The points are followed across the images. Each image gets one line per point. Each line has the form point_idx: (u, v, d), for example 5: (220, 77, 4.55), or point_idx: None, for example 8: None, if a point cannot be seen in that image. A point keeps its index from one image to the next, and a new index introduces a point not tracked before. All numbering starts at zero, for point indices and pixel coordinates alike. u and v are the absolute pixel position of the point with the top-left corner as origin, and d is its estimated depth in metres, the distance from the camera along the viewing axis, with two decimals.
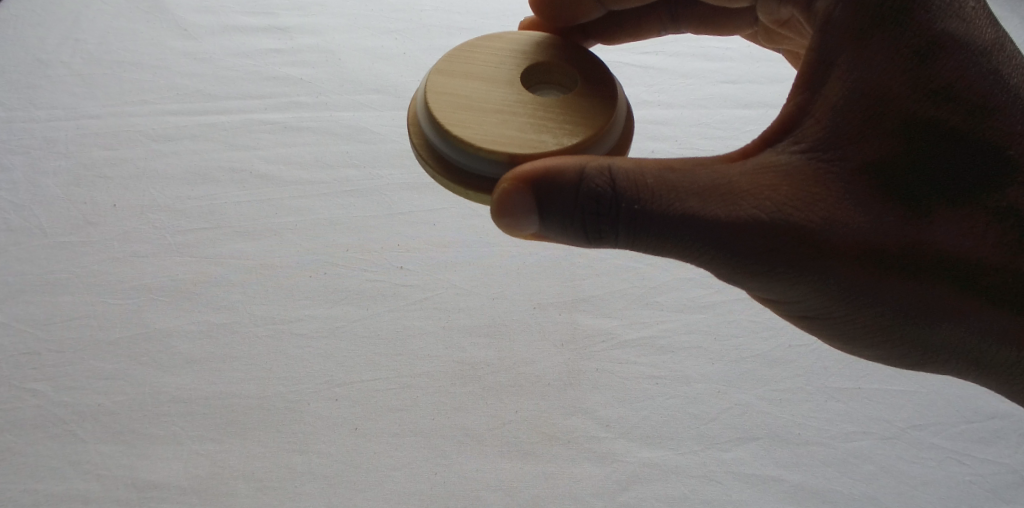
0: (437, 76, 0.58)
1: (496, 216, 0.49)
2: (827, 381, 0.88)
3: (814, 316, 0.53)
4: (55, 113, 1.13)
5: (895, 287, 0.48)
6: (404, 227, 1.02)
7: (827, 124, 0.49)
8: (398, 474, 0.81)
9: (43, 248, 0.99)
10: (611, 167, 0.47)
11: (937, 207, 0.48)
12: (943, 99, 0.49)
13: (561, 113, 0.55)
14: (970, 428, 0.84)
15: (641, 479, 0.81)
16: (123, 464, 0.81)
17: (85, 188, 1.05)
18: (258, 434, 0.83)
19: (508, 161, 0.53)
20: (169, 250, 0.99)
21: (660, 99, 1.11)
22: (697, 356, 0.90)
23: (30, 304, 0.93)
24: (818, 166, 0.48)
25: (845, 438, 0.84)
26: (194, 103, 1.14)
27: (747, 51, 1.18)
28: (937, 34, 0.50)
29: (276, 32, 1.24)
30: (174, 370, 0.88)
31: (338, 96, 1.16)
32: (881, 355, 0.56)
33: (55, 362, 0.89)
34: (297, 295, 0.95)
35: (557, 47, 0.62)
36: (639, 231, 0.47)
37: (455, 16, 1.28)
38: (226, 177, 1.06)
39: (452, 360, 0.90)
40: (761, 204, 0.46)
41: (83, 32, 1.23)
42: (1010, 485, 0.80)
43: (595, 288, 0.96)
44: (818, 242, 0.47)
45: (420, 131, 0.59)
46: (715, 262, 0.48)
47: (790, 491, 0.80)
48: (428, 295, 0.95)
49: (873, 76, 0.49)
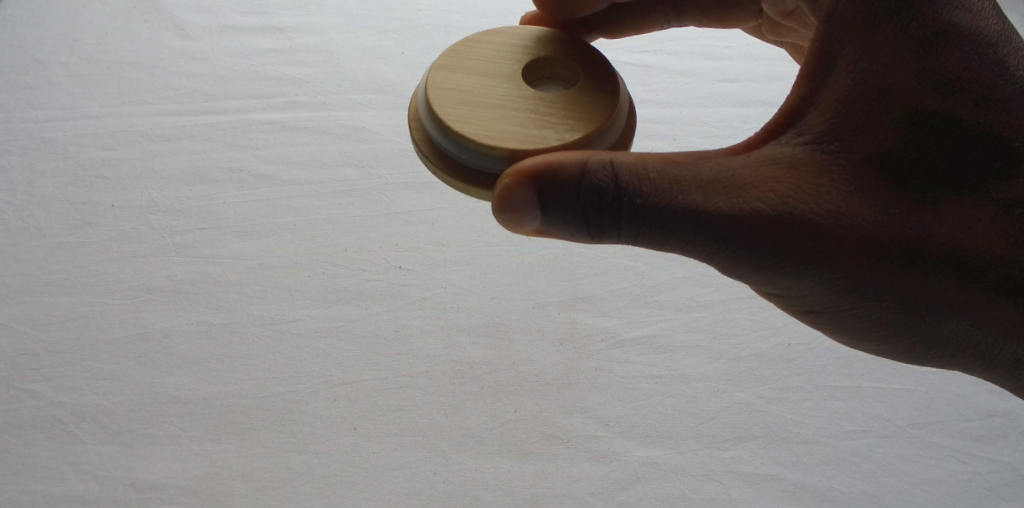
0: (438, 72, 0.58)
1: (497, 212, 0.49)
2: (826, 379, 0.88)
3: (819, 310, 0.53)
4: (54, 113, 1.12)
5: (899, 279, 0.48)
6: (404, 226, 1.02)
7: (830, 116, 0.49)
8: (397, 474, 0.81)
9: (42, 248, 0.98)
10: (613, 161, 0.47)
11: (942, 200, 0.48)
12: (947, 93, 0.49)
13: (563, 109, 0.55)
14: (970, 427, 0.84)
15: (641, 478, 0.80)
16: (121, 464, 0.81)
17: (84, 188, 1.05)
18: (258, 434, 0.83)
19: (509, 157, 0.53)
20: (169, 250, 0.99)
21: (659, 98, 1.11)
22: (697, 355, 0.90)
23: (28, 304, 0.93)
24: (822, 159, 0.48)
25: (845, 437, 0.84)
26: (193, 103, 1.14)
27: (745, 49, 1.18)
28: (942, 26, 0.50)
29: (275, 32, 1.24)
30: (173, 369, 0.88)
31: (337, 96, 1.16)
32: (887, 350, 0.56)
33: (54, 362, 0.88)
34: (297, 295, 0.94)
35: (558, 41, 0.62)
36: (641, 225, 0.47)
37: (454, 15, 1.28)
38: (225, 177, 1.06)
39: (450, 360, 0.90)
40: (765, 197, 0.46)
41: (81, 33, 1.23)
42: (1010, 483, 0.80)
43: (594, 287, 0.96)
44: (822, 236, 0.47)
45: (420, 127, 0.59)
46: (718, 256, 0.48)
47: (790, 490, 0.80)
48: (428, 295, 0.95)
49: (877, 68, 0.49)
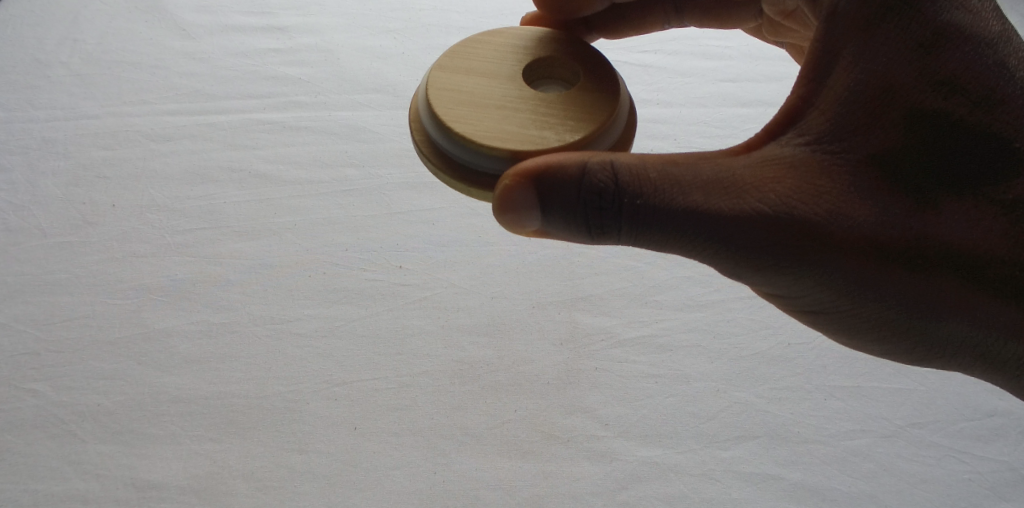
0: (438, 73, 0.58)
1: (497, 213, 0.49)
2: (826, 379, 0.88)
3: (820, 310, 0.53)
4: (54, 113, 1.12)
5: (899, 279, 0.48)
6: (404, 226, 1.02)
7: (830, 116, 0.49)
8: (398, 473, 0.81)
9: (43, 248, 0.98)
10: (613, 162, 0.47)
11: (943, 200, 0.48)
12: (947, 93, 0.49)
13: (563, 109, 0.55)
14: (970, 426, 0.84)
15: (641, 478, 0.80)
16: (122, 464, 0.81)
17: (84, 188, 1.05)
18: (258, 434, 0.83)
19: (510, 157, 0.53)
20: (170, 250, 0.99)
21: (659, 98, 1.11)
22: (697, 355, 0.90)
23: (29, 304, 0.93)
24: (822, 159, 0.48)
25: (845, 437, 0.84)
26: (194, 103, 1.14)
27: (745, 49, 1.18)
28: (941, 26, 0.50)
29: (275, 32, 1.24)
30: (174, 369, 0.88)
31: (338, 96, 1.16)
32: (888, 350, 0.56)
33: (54, 362, 0.88)
34: (297, 295, 0.94)
35: (558, 42, 0.62)
36: (641, 226, 0.47)
37: (454, 15, 1.28)
38: (225, 177, 1.06)
39: (451, 359, 0.90)
40: (765, 197, 0.46)
41: (82, 33, 1.23)
42: (1009, 483, 0.80)
43: (594, 287, 0.96)
44: (822, 236, 0.47)
45: (420, 127, 0.59)
46: (718, 256, 0.48)
47: (790, 489, 0.80)
48: (428, 295, 0.95)
49: (877, 68, 0.49)
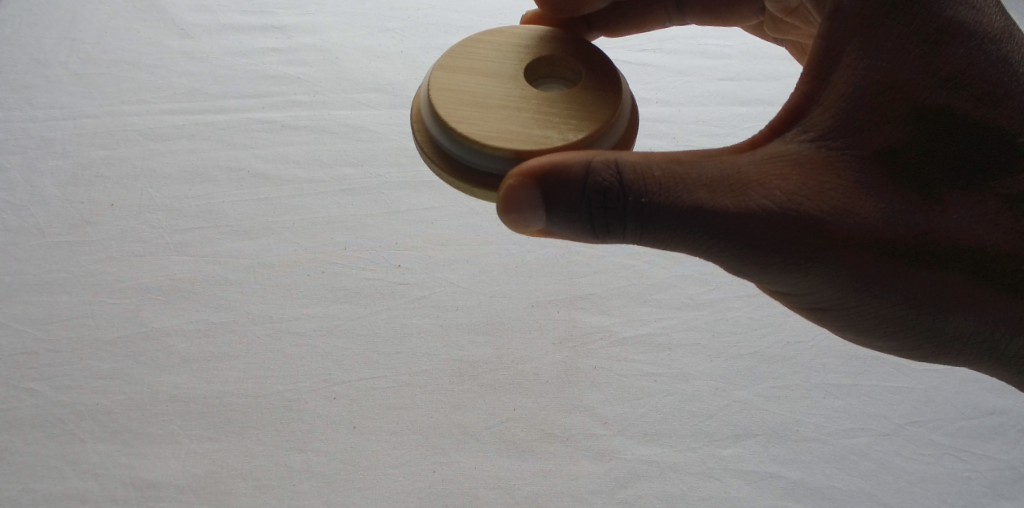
0: (439, 73, 0.58)
1: (502, 211, 0.49)
2: (826, 377, 0.88)
3: (826, 308, 0.53)
4: (53, 113, 1.12)
5: (905, 275, 0.48)
6: (404, 226, 1.02)
7: (835, 113, 0.49)
8: (397, 472, 0.81)
9: (42, 248, 0.98)
10: (618, 160, 0.47)
11: (947, 196, 0.48)
12: (952, 89, 0.49)
13: (566, 108, 0.55)
14: (969, 425, 0.84)
15: (640, 476, 0.80)
16: (121, 463, 0.81)
17: (84, 187, 1.04)
18: (258, 433, 0.83)
19: (513, 157, 0.53)
20: (169, 249, 0.99)
21: (658, 97, 1.12)
22: (696, 353, 0.90)
23: (29, 303, 0.93)
24: (827, 156, 0.48)
25: (844, 435, 0.84)
26: (193, 103, 1.14)
27: (744, 48, 1.19)
28: (945, 23, 0.50)
29: (274, 31, 1.24)
30: (173, 369, 0.88)
31: (337, 95, 1.15)
32: (895, 347, 0.56)
33: (54, 361, 0.88)
34: (297, 295, 0.94)
35: (559, 41, 0.62)
36: (647, 224, 0.47)
37: (453, 13, 1.28)
38: (224, 177, 1.06)
39: (451, 358, 0.90)
40: (771, 195, 0.46)
41: (80, 32, 1.23)
42: (1009, 481, 0.80)
43: (593, 286, 0.96)
44: (828, 233, 0.47)
45: (423, 129, 0.59)
46: (724, 254, 0.48)
47: (789, 487, 0.80)
48: (427, 294, 0.95)
49: (881, 65, 0.49)
